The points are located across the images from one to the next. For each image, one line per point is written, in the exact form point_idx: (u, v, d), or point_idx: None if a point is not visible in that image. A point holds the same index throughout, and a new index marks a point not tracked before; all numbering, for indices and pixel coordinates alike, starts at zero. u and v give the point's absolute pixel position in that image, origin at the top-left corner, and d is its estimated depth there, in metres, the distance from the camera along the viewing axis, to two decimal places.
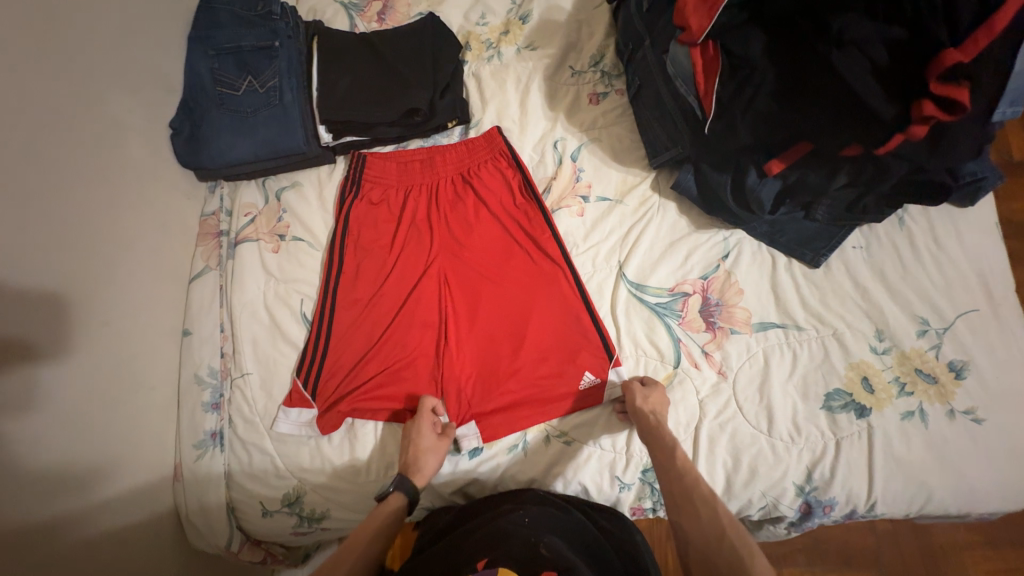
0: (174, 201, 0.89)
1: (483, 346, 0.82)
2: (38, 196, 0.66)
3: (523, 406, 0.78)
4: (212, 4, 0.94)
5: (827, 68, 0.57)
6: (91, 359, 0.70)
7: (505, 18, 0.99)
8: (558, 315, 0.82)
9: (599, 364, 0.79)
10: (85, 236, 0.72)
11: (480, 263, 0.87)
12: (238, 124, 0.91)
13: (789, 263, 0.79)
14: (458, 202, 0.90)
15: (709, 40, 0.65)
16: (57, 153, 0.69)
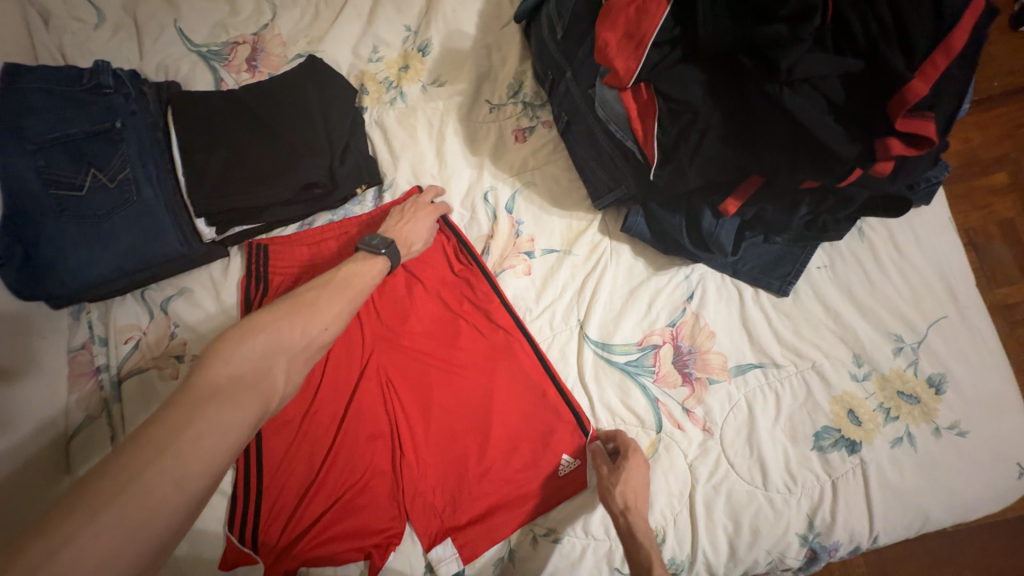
0: (23, 344, 0.70)
1: (445, 446, 0.72)
2: None
3: (501, 511, 0.69)
4: (17, 80, 0.72)
5: (777, 109, 0.49)
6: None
7: (402, 50, 0.84)
8: (522, 395, 0.72)
9: (576, 444, 0.70)
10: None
11: (424, 349, 0.75)
12: (88, 234, 0.72)
13: (756, 294, 0.73)
14: (387, 282, 0.78)
15: (640, 82, 0.56)
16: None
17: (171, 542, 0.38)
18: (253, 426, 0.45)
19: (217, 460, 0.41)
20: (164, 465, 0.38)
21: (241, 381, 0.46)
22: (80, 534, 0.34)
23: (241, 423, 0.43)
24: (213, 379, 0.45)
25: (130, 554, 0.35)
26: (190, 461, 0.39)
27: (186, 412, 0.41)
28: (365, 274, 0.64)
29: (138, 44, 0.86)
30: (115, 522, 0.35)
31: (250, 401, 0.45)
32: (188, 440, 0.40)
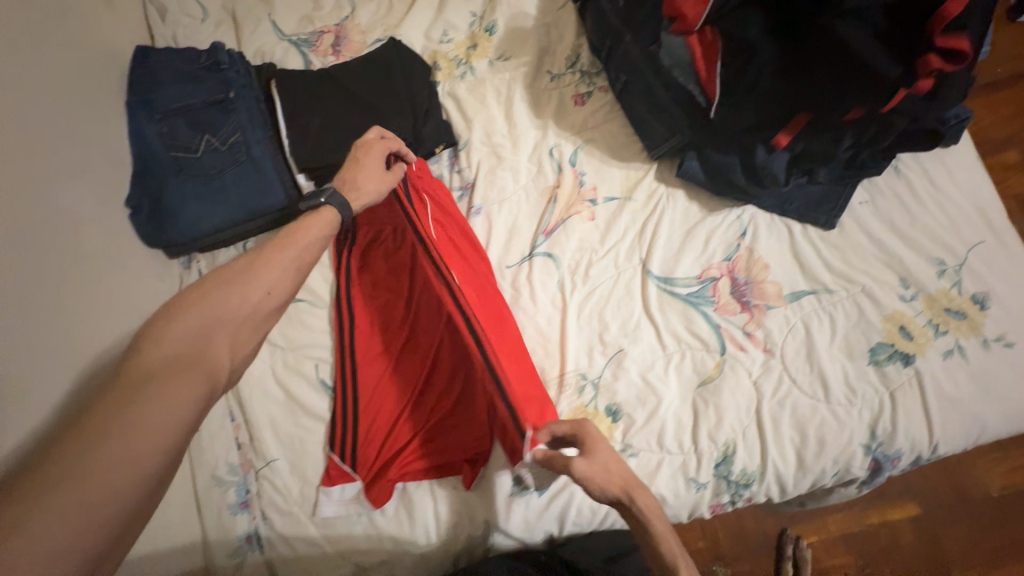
0: (145, 285, 0.78)
1: None
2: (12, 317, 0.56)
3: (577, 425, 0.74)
4: (148, 62, 0.84)
5: (827, 40, 0.59)
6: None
7: (469, 32, 0.95)
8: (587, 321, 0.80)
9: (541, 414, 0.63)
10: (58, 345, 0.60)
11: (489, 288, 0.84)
12: (204, 190, 0.81)
13: (805, 230, 0.80)
14: None
15: (705, 26, 0.68)
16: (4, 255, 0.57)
17: (141, 506, 0.41)
18: (202, 403, 0.47)
19: (165, 433, 0.43)
20: (109, 447, 0.40)
21: (181, 359, 0.48)
22: (30, 521, 0.36)
23: (184, 398, 0.45)
24: (149, 362, 0.46)
25: (95, 526, 0.38)
26: (138, 439, 0.41)
27: (123, 397, 0.43)
28: (304, 229, 0.63)
29: (237, 36, 0.98)
30: (66, 505, 0.37)
31: (195, 377, 0.47)
32: (129, 420, 0.41)
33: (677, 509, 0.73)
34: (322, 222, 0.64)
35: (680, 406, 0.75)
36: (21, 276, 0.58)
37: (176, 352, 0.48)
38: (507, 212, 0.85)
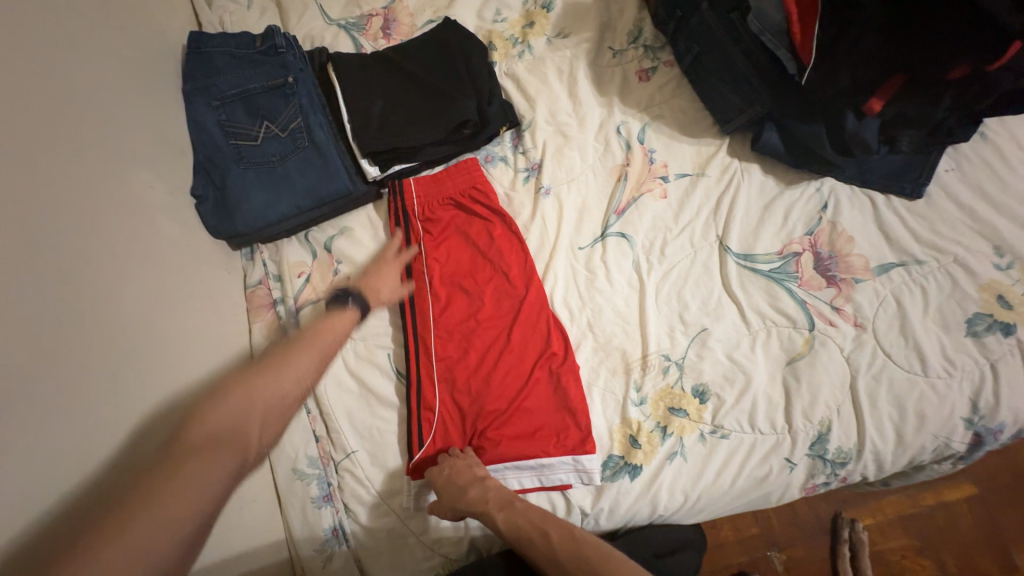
0: (213, 277, 0.77)
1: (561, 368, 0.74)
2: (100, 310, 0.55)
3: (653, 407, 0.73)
4: (204, 48, 0.82)
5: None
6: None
7: (524, 10, 0.93)
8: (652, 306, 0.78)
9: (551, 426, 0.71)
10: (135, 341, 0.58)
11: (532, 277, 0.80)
12: (267, 177, 0.79)
13: (888, 201, 0.78)
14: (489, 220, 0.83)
15: None
16: (79, 248, 0.55)
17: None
18: (231, 481, 0.51)
19: (198, 504, 0.46)
20: (143, 518, 0.43)
21: (221, 438, 0.52)
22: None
23: (216, 477, 0.49)
24: (191, 440, 0.51)
25: None
26: (167, 509, 0.44)
27: (167, 471, 0.47)
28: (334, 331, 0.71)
29: (284, 21, 0.96)
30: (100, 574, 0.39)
31: (227, 454, 0.51)
32: (171, 487, 0.46)
33: (772, 490, 0.71)
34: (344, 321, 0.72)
35: (770, 385, 0.73)
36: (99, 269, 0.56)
37: (217, 428, 0.53)
38: (577, 192, 0.83)
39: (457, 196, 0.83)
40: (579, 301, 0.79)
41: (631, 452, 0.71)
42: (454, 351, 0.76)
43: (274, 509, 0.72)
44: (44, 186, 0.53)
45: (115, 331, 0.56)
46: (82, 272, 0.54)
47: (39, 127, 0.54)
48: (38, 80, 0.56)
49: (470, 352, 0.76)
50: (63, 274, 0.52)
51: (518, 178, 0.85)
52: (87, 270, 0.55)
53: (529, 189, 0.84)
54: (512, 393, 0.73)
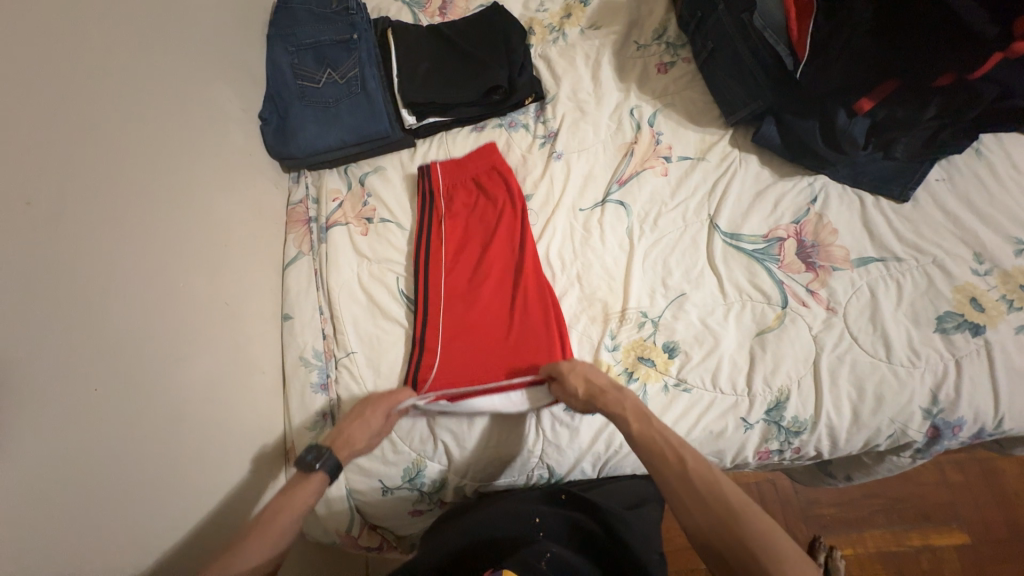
0: (264, 188, 0.90)
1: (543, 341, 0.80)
2: (169, 179, 0.69)
3: (624, 355, 0.79)
4: (290, 4, 0.97)
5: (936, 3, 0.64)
6: (199, 336, 0.69)
7: (564, 3, 1.04)
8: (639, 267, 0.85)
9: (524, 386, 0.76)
10: (188, 213, 0.71)
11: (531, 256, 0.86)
12: (322, 114, 0.93)
13: (877, 201, 0.82)
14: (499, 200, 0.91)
15: None
16: (163, 128, 0.69)
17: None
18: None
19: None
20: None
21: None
22: None
23: None
24: None
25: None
26: None
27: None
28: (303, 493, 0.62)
29: None
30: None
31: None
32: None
33: (724, 447, 0.75)
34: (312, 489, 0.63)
35: (737, 351, 0.78)
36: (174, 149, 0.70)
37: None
38: (585, 160, 0.92)
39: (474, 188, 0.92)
40: (572, 256, 0.87)
41: None
42: (461, 321, 0.82)
43: (278, 389, 0.83)
44: (145, 76, 0.67)
45: (176, 201, 0.69)
46: (160, 148, 0.68)
47: (151, 32, 0.70)
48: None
49: (474, 326, 0.82)
50: (144, 144, 0.65)
51: (535, 143, 0.94)
52: (164, 148, 0.69)
53: (543, 154, 0.93)
54: (508, 359, 0.79)
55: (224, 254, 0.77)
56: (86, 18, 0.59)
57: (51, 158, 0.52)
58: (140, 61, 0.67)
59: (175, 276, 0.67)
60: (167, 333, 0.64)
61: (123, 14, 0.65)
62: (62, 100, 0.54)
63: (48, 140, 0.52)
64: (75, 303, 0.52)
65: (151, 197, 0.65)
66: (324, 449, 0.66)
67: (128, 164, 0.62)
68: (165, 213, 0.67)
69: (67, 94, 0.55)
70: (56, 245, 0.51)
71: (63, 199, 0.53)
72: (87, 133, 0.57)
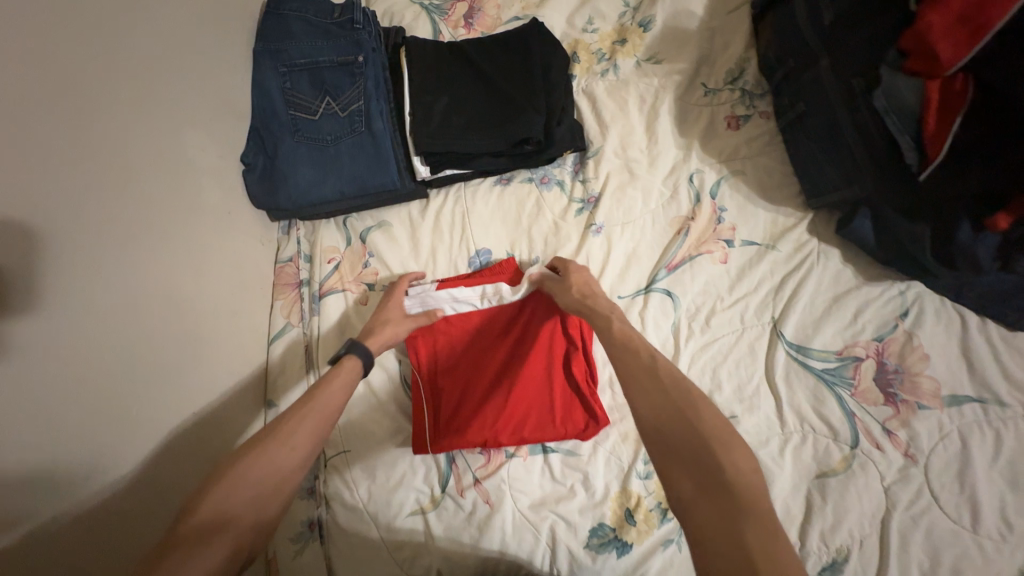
0: (246, 247, 0.77)
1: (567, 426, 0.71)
2: (112, 271, 0.55)
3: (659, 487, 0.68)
4: (283, 13, 0.80)
5: None
6: (149, 458, 0.58)
7: (618, 24, 0.85)
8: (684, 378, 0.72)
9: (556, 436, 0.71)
10: (145, 306, 0.59)
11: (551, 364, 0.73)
12: (318, 156, 0.77)
13: (983, 324, 0.68)
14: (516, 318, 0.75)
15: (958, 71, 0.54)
16: (110, 202, 0.55)
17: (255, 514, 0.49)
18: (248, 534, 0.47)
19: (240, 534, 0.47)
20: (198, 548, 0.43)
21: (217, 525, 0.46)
22: None
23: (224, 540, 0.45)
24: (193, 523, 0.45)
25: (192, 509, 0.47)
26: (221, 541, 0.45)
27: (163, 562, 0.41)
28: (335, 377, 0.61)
29: None
30: None
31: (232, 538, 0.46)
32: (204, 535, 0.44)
33: None
34: (346, 375, 0.62)
35: (792, 496, 0.66)
36: (125, 232, 0.57)
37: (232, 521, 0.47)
38: (629, 236, 0.77)
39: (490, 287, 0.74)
40: (605, 355, 0.74)
41: (624, 526, 0.66)
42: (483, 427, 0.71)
43: None
44: (88, 141, 0.53)
45: (129, 294, 0.56)
46: (106, 230, 0.54)
47: (92, 74, 0.54)
48: (104, 34, 0.56)
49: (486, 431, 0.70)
50: (81, 230, 0.52)
51: (570, 208, 0.79)
52: (110, 231, 0.55)
53: (578, 223, 0.78)
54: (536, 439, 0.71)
55: (194, 342, 0.65)
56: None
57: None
58: (75, 117, 0.52)
59: (126, 389, 0.55)
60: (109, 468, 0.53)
61: (48, 57, 0.50)
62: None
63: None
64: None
65: (91, 299, 0.52)
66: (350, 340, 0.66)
67: (56, 263, 0.49)
68: (112, 314, 0.54)
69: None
70: None
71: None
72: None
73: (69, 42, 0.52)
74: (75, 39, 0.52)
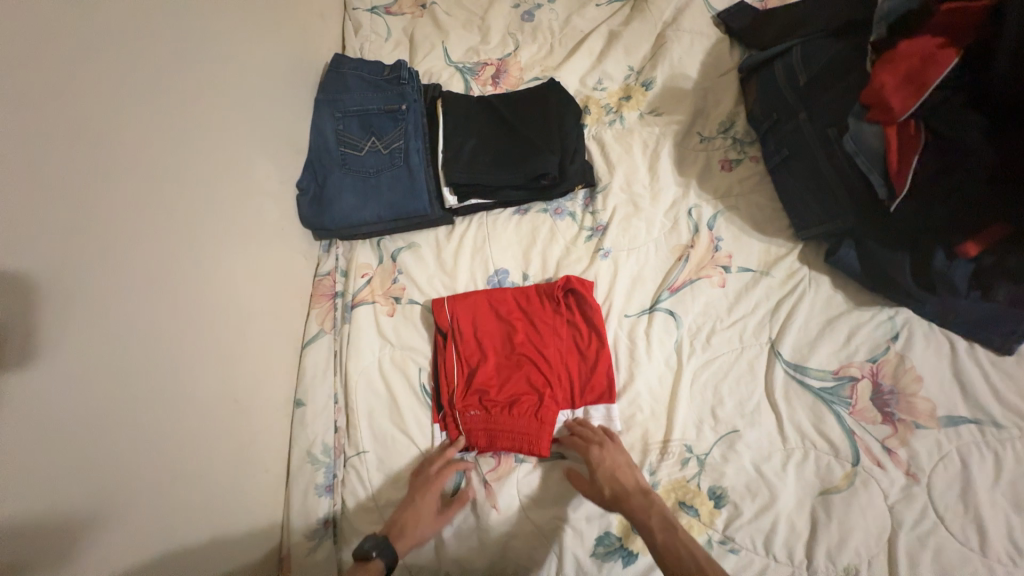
0: (292, 261, 0.86)
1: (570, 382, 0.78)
2: (186, 266, 0.64)
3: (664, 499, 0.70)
4: (341, 71, 0.96)
5: None
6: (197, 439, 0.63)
7: (624, 84, 0.99)
8: (687, 392, 0.76)
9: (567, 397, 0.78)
10: (205, 301, 0.67)
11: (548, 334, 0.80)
12: (362, 185, 0.89)
13: (972, 349, 0.71)
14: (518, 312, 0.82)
15: (910, 118, 0.63)
16: (191, 210, 0.65)
17: None
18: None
19: None
20: None
21: None
22: None
23: None
24: None
25: None
26: None
27: None
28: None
29: (411, 57, 1.08)
30: None
31: None
32: None
33: None
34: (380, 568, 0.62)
35: (797, 511, 0.67)
36: (199, 236, 0.66)
37: None
38: (635, 261, 0.84)
39: (507, 316, 0.82)
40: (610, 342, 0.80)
41: (630, 535, 0.68)
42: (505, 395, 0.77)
43: (280, 485, 0.77)
44: (184, 161, 0.65)
45: (195, 291, 0.65)
46: (185, 233, 0.64)
47: (190, 107, 0.66)
48: (204, 80, 0.69)
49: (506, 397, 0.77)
50: (165, 231, 0.61)
51: (581, 235, 0.88)
52: (190, 234, 0.65)
53: (588, 248, 0.86)
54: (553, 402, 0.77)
55: (241, 341, 0.73)
56: (117, 100, 0.55)
57: (49, 265, 0.47)
58: (178, 140, 0.64)
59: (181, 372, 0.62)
60: (163, 444, 0.58)
61: (164, 94, 0.62)
62: (74, 195, 0.50)
63: (53, 245, 0.47)
64: (55, 435, 0.47)
65: (164, 289, 0.60)
66: (382, 539, 0.64)
67: (145, 256, 0.58)
68: (179, 306, 0.62)
69: (84, 189, 0.51)
70: (47, 361, 0.46)
71: (59, 310, 0.48)
72: (100, 229, 0.53)
73: (178, 84, 0.65)
74: (185, 82, 0.66)
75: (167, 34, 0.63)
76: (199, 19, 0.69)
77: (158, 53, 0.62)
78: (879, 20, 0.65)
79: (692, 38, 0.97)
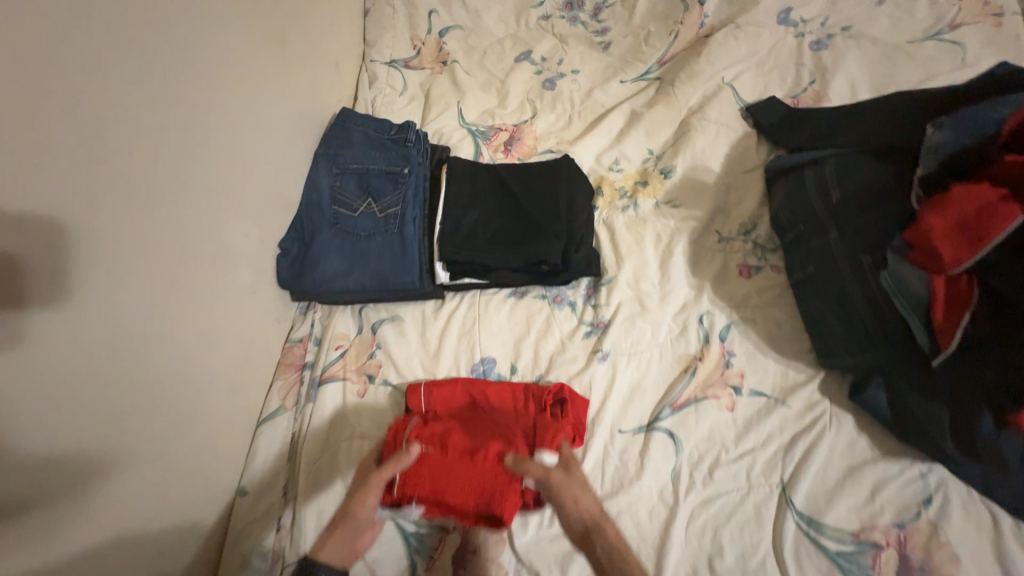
0: (262, 325, 0.79)
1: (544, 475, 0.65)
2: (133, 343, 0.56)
3: None
4: (346, 126, 0.92)
5: None
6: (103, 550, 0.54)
7: (641, 167, 0.93)
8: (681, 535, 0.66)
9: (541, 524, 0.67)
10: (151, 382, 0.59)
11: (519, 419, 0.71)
12: (350, 249, 0.82)
13: (1019, 529, 0.61)
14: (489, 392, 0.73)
15: (965, 273, 0.58)
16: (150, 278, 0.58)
17: None
18: None
19: None
20: None
21: None
22: None
23: None
24: None
25: None
26: None
27: None
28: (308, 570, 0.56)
29: (425, 114, 1.05)
30: None
31: None
32: None
33: None
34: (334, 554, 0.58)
35: None
36: (155, 307, 0.59)
37: None
38: (635, 367, 0.76)
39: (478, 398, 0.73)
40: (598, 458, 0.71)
41: None
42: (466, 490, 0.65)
43: None
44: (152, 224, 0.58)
45: (138, 370, 0.57)
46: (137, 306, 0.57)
47: (169, 164, 0.60)
48: (192, 135, 0.64)
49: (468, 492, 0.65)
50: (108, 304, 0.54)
51: (579, 330, 0.80)
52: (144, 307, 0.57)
53: (586, 347, 0.79)
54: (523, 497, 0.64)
55: (187, 423, 0.64)
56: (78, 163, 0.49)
57: None
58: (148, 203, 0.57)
59: (92, 469, 0.53)
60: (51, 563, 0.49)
61: (141, 154, 0.57)
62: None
63: None
64: None
65: (98, 376, 0.52)
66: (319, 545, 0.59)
67: (77, 336, 0.50)
68: (114, 389, 0.54)
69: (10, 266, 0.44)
70: None
71: None
72: (23, 312, 0.45)
73: (159, 141, 0.59)
74: (169, 139, 0.60)
75: (155, 89, 0.58)
76: (196, 70, 0.64)
77: (142, 108, 0.56)
78: (925, 154, 0.62)
79: (717, 128, 0.93)
